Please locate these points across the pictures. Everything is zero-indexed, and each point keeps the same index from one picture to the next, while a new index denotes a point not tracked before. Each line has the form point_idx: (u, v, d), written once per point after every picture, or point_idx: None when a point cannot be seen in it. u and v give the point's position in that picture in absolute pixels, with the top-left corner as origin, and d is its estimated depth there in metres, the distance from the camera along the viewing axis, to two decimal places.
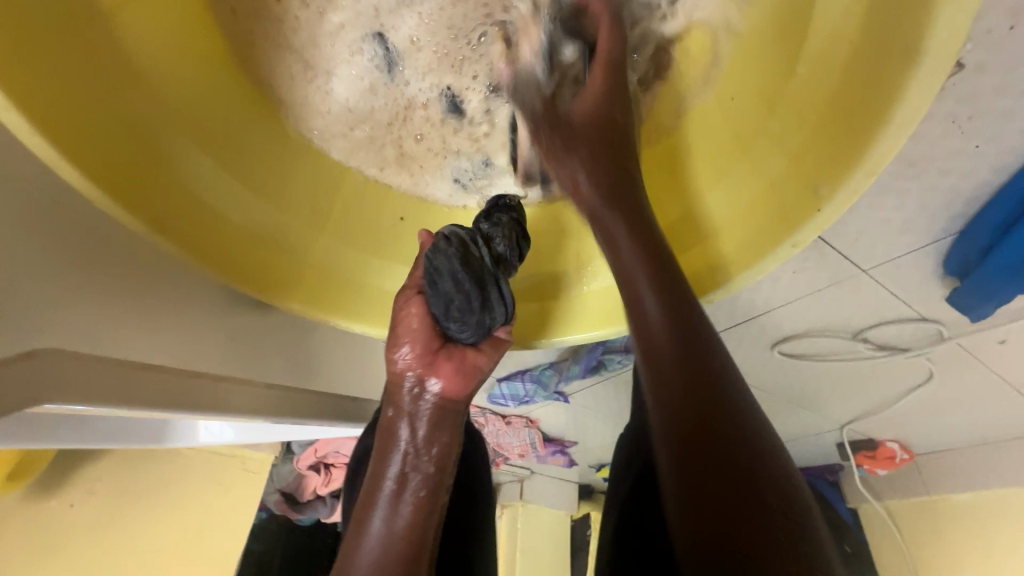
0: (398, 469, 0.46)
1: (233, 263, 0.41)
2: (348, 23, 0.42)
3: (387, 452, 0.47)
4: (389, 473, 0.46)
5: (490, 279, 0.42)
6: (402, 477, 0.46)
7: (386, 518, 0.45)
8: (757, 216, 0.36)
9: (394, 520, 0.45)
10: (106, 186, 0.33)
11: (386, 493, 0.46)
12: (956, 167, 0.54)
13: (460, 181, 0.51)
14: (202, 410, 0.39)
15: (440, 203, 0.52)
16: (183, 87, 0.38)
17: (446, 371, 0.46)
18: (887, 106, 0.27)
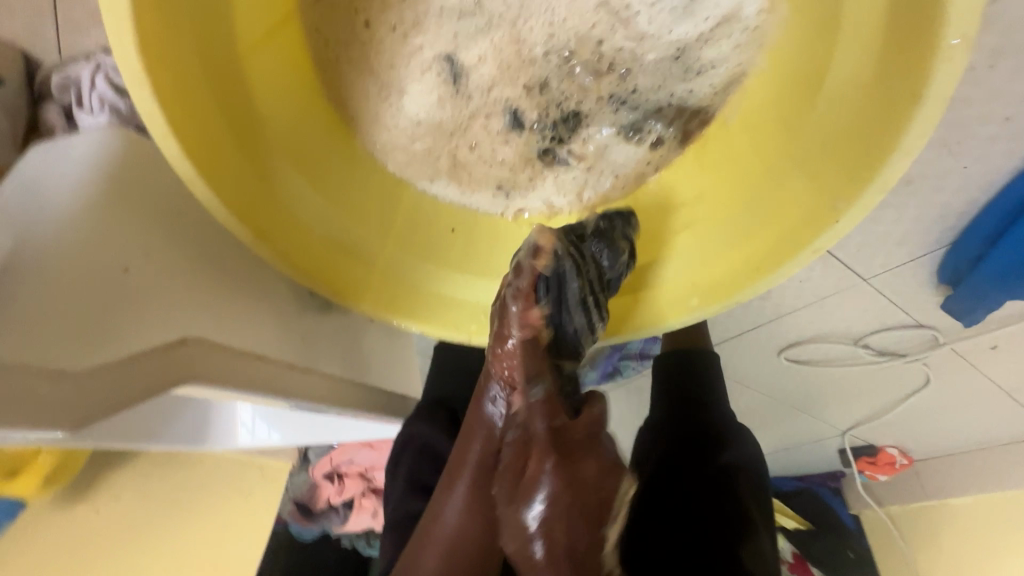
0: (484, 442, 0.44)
1: (317, 267, 0.47)
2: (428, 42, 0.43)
3: (472, 432, 0.45)
4: (472, 449, 0.45)
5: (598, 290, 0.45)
6: (486, 456, 0.44)
7: (459, 501, 0.44)
8: (778, 229, 0.42)
9: (462, 513, 0.44)
10: (225, 201, 0.39)
11: (468, 469, 0.44)
12: (948, 184, 0.61)
13: (503, 188, 0.52)
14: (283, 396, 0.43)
15: (480, 210, 0.54)
16: (285, 117, 0.43)
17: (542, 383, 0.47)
18: (891, 138, 0.33)
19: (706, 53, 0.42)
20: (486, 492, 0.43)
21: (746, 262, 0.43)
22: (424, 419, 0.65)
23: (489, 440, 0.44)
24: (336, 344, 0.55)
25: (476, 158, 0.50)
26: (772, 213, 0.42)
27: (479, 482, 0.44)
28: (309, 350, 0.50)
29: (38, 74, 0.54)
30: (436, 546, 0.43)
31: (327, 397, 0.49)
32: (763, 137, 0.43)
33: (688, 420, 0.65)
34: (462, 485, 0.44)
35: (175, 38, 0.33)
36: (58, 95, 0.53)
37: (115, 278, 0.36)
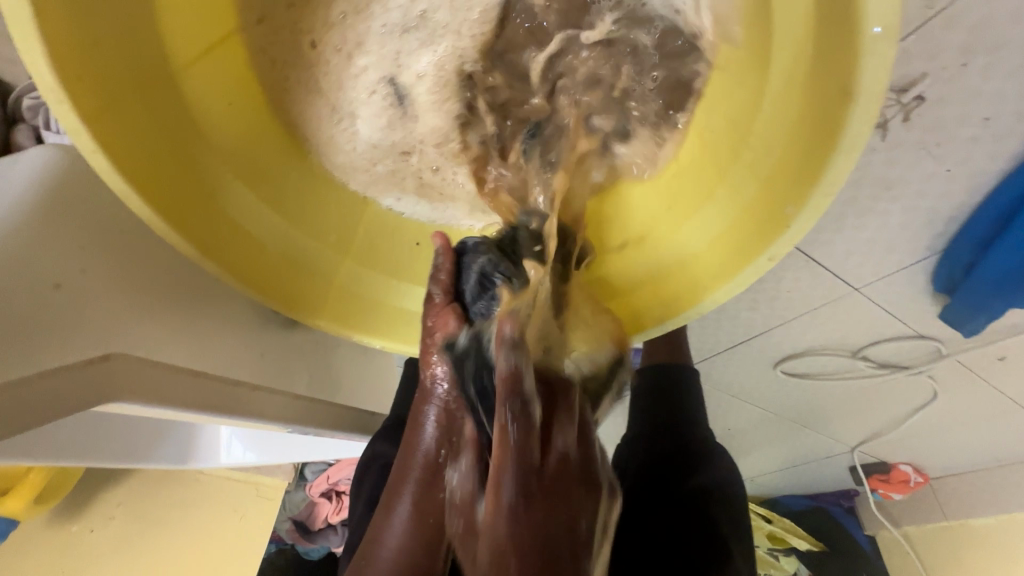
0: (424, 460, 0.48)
1: (274, 284, 0.47)
2: (368, 70, 0.42)
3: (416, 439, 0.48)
4: (415, 466, 0.48)
5: (526, 275, 0.46)
6: (425, 473, 0.47)
7: (402, 521, 0.47)
8: (740, 231, 0.40)
9: (402, 537, 0.46)
10: (171, 219, 0.39)
11: (412, 480, 0.47)
12: (931, 189, 0.59)
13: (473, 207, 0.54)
14: (224, 413, 0.42)
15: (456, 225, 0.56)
16: (231, 136, 0.43)
17: (478, 367, 0.47)
18: (832, 141, 0.32)
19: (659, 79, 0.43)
20: (427, 510, 0.46)
21: (709, 268, 0.43)
22: (387, 437, 0.62)
23: (426, 460, 0.47)
24: (298, 361, 0.54)
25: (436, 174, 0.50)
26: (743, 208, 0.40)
27: (418, 502, 0.47)
28: (267, 366, 0.49)
29: (11, 98, 0.55)
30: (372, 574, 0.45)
31: (282, 415, 0.48)
32: (718, 143, 0.42)
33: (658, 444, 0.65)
34: (401, 510, 0.47)
35: (103, 58, 0.33)
36: (30, 118, 0.54)
37: (45, 293, 0.35)
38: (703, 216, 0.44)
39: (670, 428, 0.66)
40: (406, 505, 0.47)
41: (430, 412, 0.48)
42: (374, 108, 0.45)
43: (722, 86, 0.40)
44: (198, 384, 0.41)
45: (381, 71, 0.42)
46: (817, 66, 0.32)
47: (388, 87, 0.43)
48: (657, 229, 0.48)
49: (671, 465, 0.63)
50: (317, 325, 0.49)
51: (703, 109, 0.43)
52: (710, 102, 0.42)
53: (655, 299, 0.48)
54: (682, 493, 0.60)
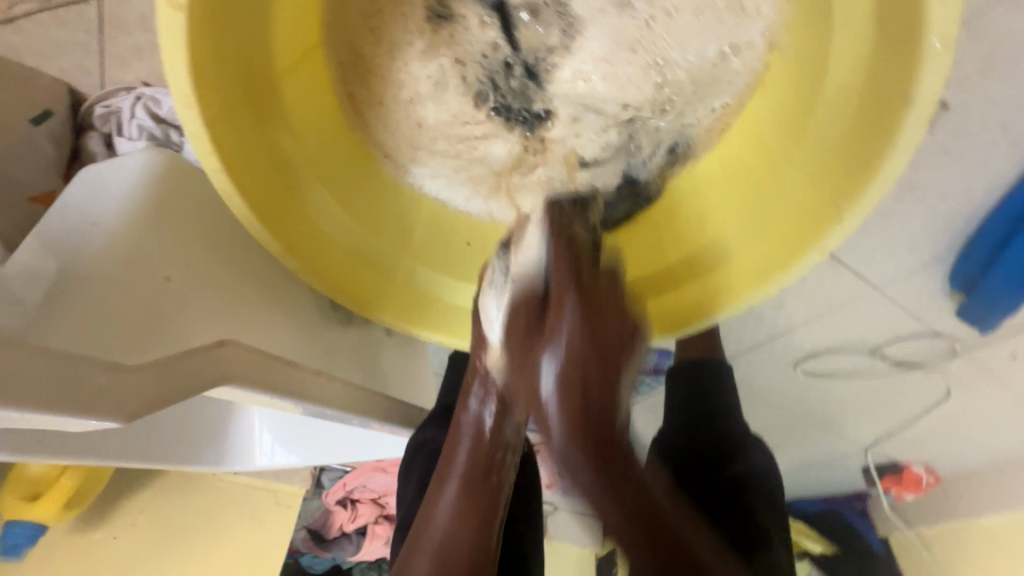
0: (470, 452, 0.50)
1: (343, 282, 0.49)
2: (424, 66, 0.46)
3: (460, 433, 0.51)
4: (462, 451, 0.50)
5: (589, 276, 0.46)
6: (473, 460, 0.50)
7: (449, 507, 0.50)
8: (789, 230, 0.44)
9: (452, 516, 0.49)
10: (260, 216, 0.42)
11: (458, 467, 0.50)
12: (951, 190, 0.63)
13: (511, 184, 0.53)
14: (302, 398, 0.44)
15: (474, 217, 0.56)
16: (314, 141, 0.47)
17: None
18: (889, 141, 0.36)
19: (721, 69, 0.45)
20: (481, 490, 0.50)
21: (763, 263, 0.44)
22: (439, 425, 0.64)
23: (472, 446, 0.50)
24: (354, 357, 0.56)
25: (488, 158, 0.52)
26: (766, 236, 0.45)
27: (468, 482, 0.50)
28: (330, 358, 0.52)
29: (83, 107, 0.58)
30: (425, 550, 0.48)
31: (348, 404, 0.50)
32: (766, 143, 0.46)
33: (697, 440, 0.68)
34: (451, 483, 0.50)
35: (225, 64, 0.37)
36: (101, 125, 0.57)
37: (157, 285, 0.38)
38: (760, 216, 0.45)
39: (710, 422, 0.69)
40: (455, 482, 0.50)
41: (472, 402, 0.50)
42: (434, 104, 0.48)
43: (768, 89, 0.44)
44: (288, 374, 0.42)
45: (435, 62, 0.46)
46: (882, 70, 0.36)
47: (444, 78, 0.47)
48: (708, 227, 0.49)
49: (710, 457, 0.66)
50: (383, 320, 0.51)
51: (752, 111, 0.46)
52: (758, 104, 0.46)
53: (698, 302, 0.47)
54: (724, 485, 0.63)
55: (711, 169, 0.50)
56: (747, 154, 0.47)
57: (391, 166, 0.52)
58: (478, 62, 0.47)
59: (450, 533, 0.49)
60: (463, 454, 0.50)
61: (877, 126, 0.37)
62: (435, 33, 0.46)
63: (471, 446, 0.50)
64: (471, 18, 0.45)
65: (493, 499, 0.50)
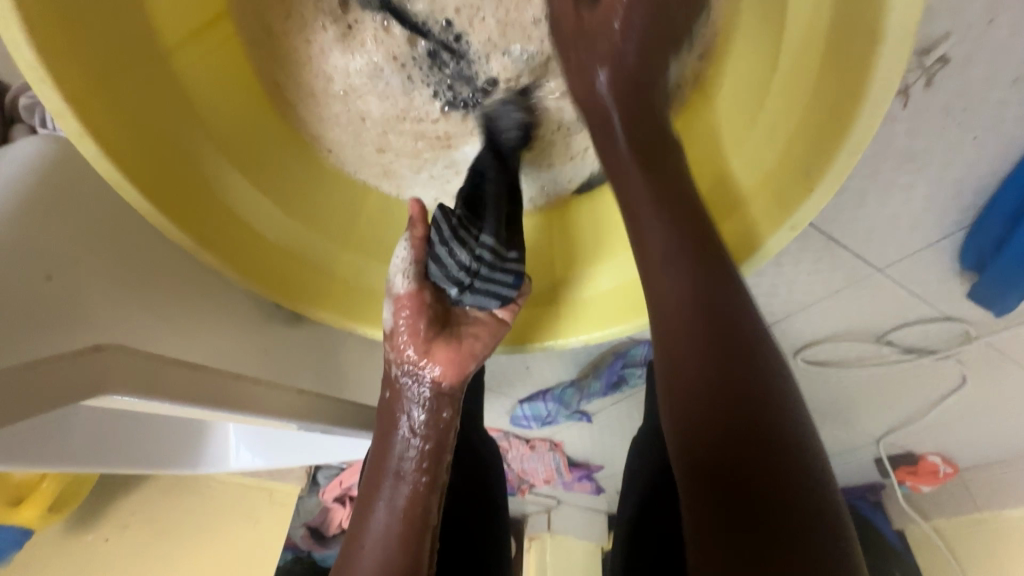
0: (403, 450, 0.46)
1: (274, 279, 0.45)
2: (347, 56, 0.45)
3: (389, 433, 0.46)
4: (396, 451, 0.46)
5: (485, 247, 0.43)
6: (410, 457, 0.46)
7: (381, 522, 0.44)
8: (759, 205, 0.38)
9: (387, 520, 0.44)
10: (160, 205, 0.38)
11: (393, 468, 0.46)
12: (959, 158, 0.56)
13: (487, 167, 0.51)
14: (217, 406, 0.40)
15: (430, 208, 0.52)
16: (229, 124, 0.43)
17: (442, 359, 0.45)
18: (856, 95, 0.30)
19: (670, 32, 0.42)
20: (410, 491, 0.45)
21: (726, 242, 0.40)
22: None
23: (404, 445, 0.46)
24: (303, 359, 0.52)
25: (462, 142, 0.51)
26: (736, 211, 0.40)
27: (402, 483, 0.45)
28: (272, 362, 0.48)
29: (7, 98, 0.54)
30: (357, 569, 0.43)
31: (288, 411, 0.47)
32: (733, 107, 0.40)
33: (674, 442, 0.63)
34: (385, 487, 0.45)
35: (92, 38, 0.33)
36: (26, 117, 0.53)
37: (39, 286, 0.34)
38: (717, 190, 0.41)
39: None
40: (392, 480, 0.45)
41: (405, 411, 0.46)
42: (377, 99, 0.47)
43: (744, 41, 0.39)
44: (200, 377, 0.39)
45: (359, 54, 0.45)
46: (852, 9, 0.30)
47: (376, 71, 0.46)
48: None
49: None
50: (321, 319, 0.46)
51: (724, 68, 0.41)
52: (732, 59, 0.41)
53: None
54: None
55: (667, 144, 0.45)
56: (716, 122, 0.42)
57: (331, 154, 0.50)
58: (402, 58, 0.45)
59: (386, 537, 0.43)
60: (395, 459, 0.46)
61: (847, 77, 0.31)
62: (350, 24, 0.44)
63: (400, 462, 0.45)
64: (370, 21, 0.44)
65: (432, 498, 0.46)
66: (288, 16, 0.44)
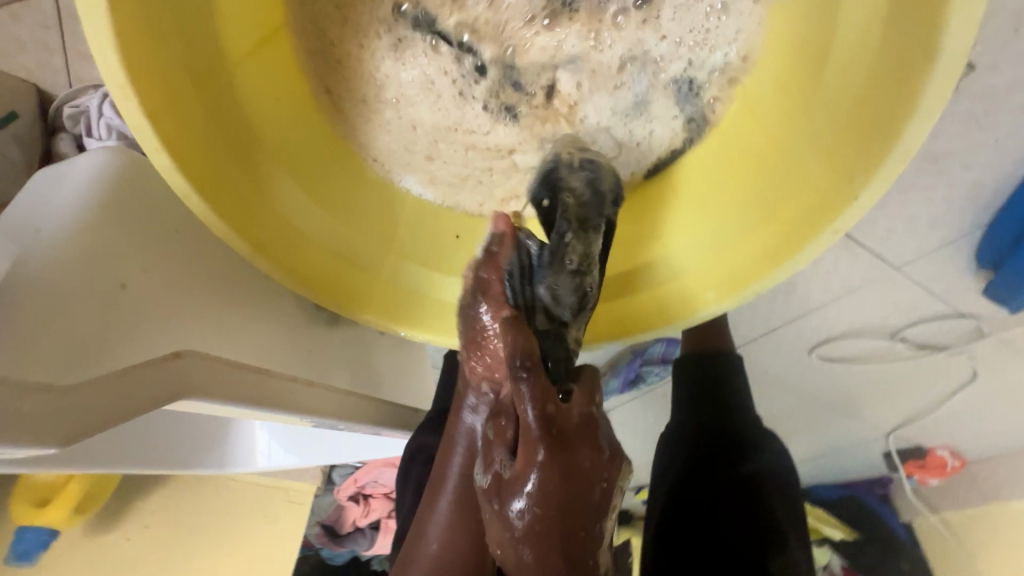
0: (462, 471, 0.46)
1: (322, 282, 0.46)
2: (402, 68, 0.46)
3: (451, 447, 0.47)
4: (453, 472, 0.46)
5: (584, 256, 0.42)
6: (468, 464, 0.46)
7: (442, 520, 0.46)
8: (796, 212, 0.40)
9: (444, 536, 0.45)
10: (221, 210, 0.39)
11: (450, 488, 0.46)
12: (979, 161, 0.58)
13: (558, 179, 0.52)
14: (275, 407, 0.41)
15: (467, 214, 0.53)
16: (283, 132, 0.44)
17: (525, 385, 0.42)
18: (902, 104, 0.32)
19: (714, 49, 0.43)
20: (469, 504, 0.46)
21: (763, 250, 0.41)
22: (432, 430, 0.61)
23: (465, 459, 0.46)
24: (343, 360, 0.54)
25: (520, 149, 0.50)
26: (778, 213, 0.41)
27: (461, 494, 0.46)
28: (317, 363, 0.50)
29: (49, 108, 0.55)
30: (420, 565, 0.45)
31: (335, 410, 0.48)
32: (774, 116, 0.42)
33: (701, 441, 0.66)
34: (445, 499, 0.46)
35: (166, 52, 0.35)
36: (70, 126, 0.54)
37: (110, 293, 0.36)
38: (657, 262, 0.47)
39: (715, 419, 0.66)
40: (449, 497, 0.46)
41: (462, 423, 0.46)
42: (432, 109, 0.48)
43: (785, 47, 0.40)
44: (259, 380, 0.40)
45: (414, 68, 0.46)
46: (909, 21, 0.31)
47: (429, 84, 0.47)
48: (685, 222, 0.46)
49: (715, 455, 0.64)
50: (366, 321, 0.48)
51: (766, 75, 0.42)
52: (775, 68, 0.42)
53: (695, 288, 0.44)
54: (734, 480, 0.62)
55: (702, 155, 0.46)
56: (755, 131, 0.43)
57: (377, 163, 0.50)
58: (453, 75, 0.47)
59: (444, 554, 0.45)
60: (454, 472, 0.46)
61: (896, 89, 0.33)
62: (401, 40, 0.46)
63: (459, 468, 0.46)
64: (422, 41, 0.46)
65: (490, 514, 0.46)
66: (344, 25, 0.45)
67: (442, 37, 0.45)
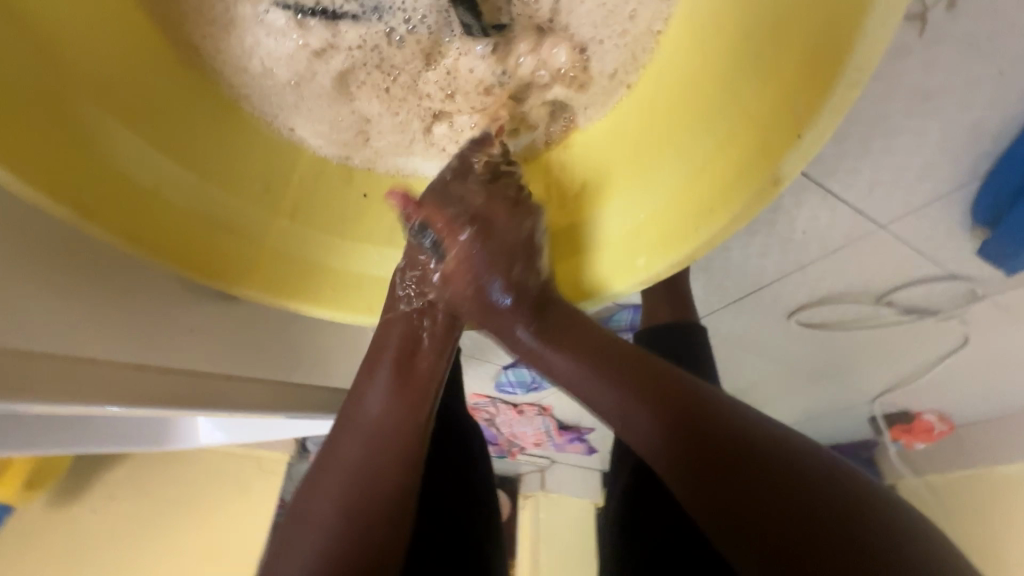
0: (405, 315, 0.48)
1: (187, 250, 0.40)
2: (278, 40, 0.41)
3: (391, 319, 0.48)
4: (393, 340, 0.48)
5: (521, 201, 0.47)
6: (408, 332, 0.48)
7: (381, 388, 0.47)
8: (735, 158, 0.36)
9: (385, 401, 0.46)
10: (18, 164, 0.32)
11: (392, 348, 0.48)
12: (979, 98, 0.48)
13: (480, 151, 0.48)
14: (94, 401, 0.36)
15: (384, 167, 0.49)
16: (112, 72, 0.38)
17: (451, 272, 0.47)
18: (859, 16, 0.29)
19: None
20: (413, 373, 0.48)
21: (700, 205, 0.37)
22: None
23: (410, 316, 0.48)
24: (236, 342, 0.48)
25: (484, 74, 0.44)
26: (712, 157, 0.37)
27: (399, 360, 0.47)
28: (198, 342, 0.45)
29: None
30: (356, 431, 0.45)
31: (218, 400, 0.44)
32: (712, 47, 0.38)
33: None
34: (384, 370, 0.47)
35: None
36: None
37: None
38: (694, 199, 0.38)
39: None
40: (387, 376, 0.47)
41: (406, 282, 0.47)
42: (338, 60, 0.42)
43: None
44: (75, 370, 0.36)
45: (289, 41, 0.41)
46: None
47: (316, 54, 0.41)
48: (613, 178, 0.44)
49: None
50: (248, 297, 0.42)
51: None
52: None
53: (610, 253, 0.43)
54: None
55: (636, 111, 0.43)
56: (685, 68, 0.40)
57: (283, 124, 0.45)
58: (341, 47, 0.41)
59: (388, 416, 0.46)
60: (391, 353, 0.47)
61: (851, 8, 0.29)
62: None
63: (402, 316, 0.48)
64: (283, 14, 0.40)
65: (429, 394, 0.48)
66: None
67: (306, 11, 0.40)
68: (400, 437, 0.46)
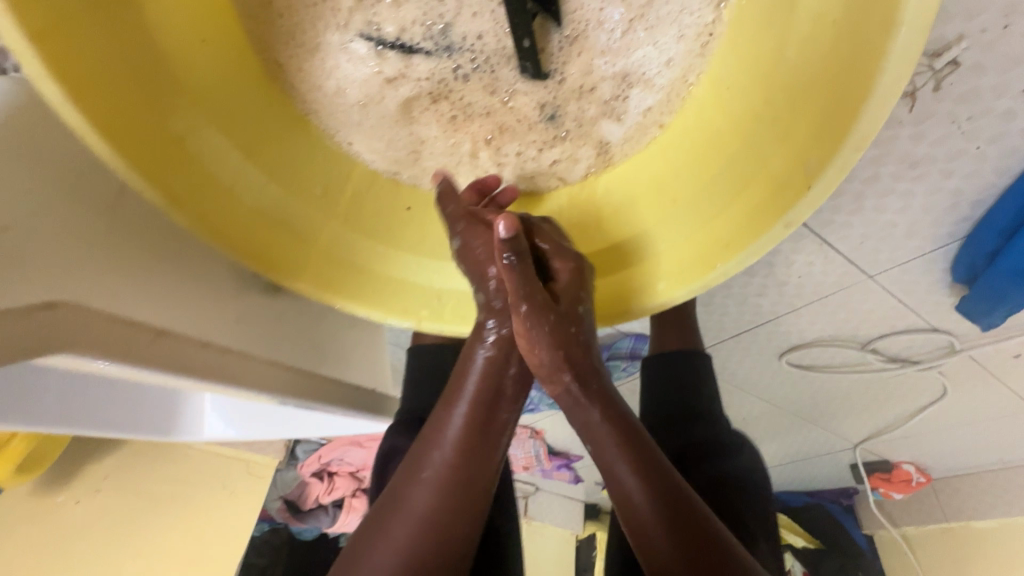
0: (474, 395, 0.51)
1: (248, 242, 0.43)
2: (356, 66, 0.48)
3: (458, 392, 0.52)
4: (455, 417, 0.51)
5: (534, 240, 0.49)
6: (479, 402, 0.51)
7: (449, 454, 0.50)
8: (754, 201, 0.39)
9: (449, 461, 0.50)
10: (122, 149, 0.36)
11: (451, 429, 0.51)
12: (958, 168, 0.53)
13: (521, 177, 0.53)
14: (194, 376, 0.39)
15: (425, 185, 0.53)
16: (208, 81, 0.43)
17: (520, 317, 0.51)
18: (867, 82, 0.31)
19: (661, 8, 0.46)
20: (478, 445, 0.51)
21: (716, 239, 0.41)
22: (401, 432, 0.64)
23: (479, 398, 0.51)
24: (276, 335, 0.50)
25: (524, 109, 0.50)
26: (733, 197, 0.41)
27: (463, 434, 0.50)
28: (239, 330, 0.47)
29: None
30: (409, 511, 0.48)
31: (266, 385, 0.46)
32: (751, 94, 0.42)
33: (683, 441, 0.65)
34: (446, 442, 0.50)
35: None
36: None
37: None
38: (719, 232, 0.41)
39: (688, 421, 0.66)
40: (459, 423, 0.51)
41: (477, 359, 0.52)
42: (404, 87, 0.49)
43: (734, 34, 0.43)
44: (160, 339, 0.37)
45: (366, 68, 0.48)
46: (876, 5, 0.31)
47: (387, 81, 0.48)
48: (640, 211, 0.48)
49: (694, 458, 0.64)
50: (300, 289, 0.45)
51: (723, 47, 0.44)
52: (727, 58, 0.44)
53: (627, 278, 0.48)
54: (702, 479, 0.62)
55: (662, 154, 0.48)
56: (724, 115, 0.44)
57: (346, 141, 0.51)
58: (410, 75, 0.48)
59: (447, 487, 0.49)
60: (458, 420, 0.51)
61: (857, 79, 0.32)
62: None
63: (470, 397, 0.51)
64: (367, 45, 0.48)
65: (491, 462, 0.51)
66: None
67: (386, 44, 0.48)
68: (456, 514, 0.48)
